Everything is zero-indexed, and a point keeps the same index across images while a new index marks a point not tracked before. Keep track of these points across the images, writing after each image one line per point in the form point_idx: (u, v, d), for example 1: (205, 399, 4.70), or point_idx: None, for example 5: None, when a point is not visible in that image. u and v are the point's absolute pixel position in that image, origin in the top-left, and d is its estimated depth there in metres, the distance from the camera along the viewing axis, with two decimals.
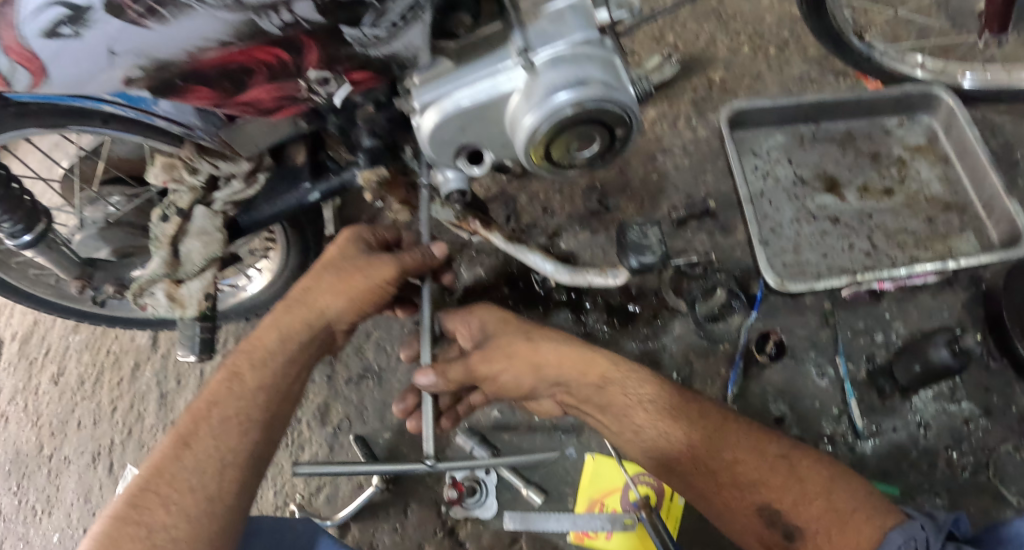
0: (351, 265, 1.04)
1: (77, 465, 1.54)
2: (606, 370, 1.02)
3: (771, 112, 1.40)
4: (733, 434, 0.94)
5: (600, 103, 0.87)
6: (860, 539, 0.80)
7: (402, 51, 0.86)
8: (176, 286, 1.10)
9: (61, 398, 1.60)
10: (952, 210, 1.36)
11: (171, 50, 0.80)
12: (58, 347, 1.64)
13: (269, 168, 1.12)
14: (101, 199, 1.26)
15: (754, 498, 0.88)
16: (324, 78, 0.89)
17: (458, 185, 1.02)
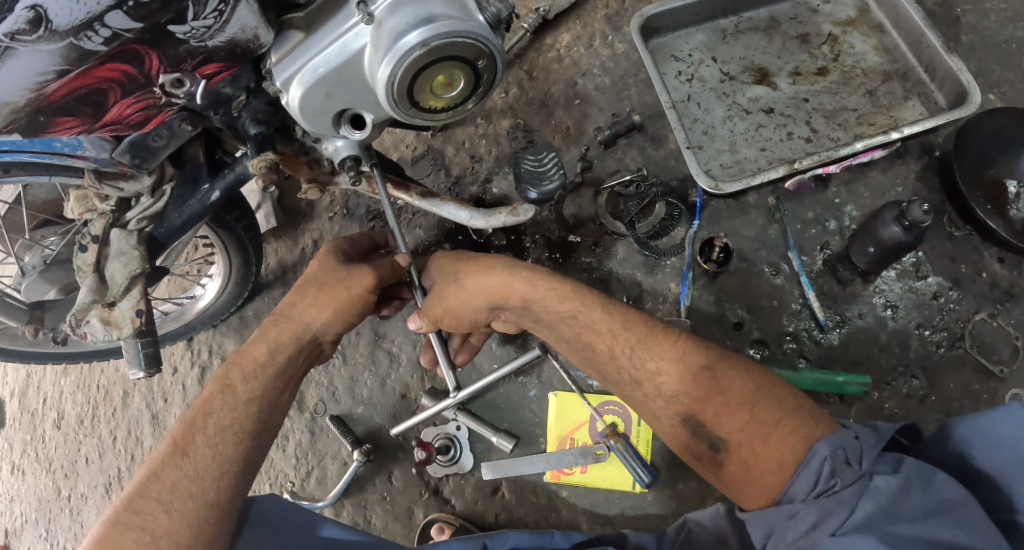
0: (330, 276, 0.98)
1: (94, 499, 1.60)
2: (527, 291, 0.93)
3: (686, 12, 1.33)
4: (656, 344, 0.90)
5: (450, 38, 0.82)
6: (782, 453, 0.79)
7: (238, 35, 0.84)
8: (108, 309, 1.11)
9: (65, 439, 1.65)
10: (893, 78, 1.29)
11: (13, 91, 0.82)
12: (53, 394, 1.69)
13: (172, 177, 1.11)
14: (37, 244, 1.26)
15: (676, 408, 0.87)
16: (175, 79, 0.87)
17: (350, 151, 0.99)
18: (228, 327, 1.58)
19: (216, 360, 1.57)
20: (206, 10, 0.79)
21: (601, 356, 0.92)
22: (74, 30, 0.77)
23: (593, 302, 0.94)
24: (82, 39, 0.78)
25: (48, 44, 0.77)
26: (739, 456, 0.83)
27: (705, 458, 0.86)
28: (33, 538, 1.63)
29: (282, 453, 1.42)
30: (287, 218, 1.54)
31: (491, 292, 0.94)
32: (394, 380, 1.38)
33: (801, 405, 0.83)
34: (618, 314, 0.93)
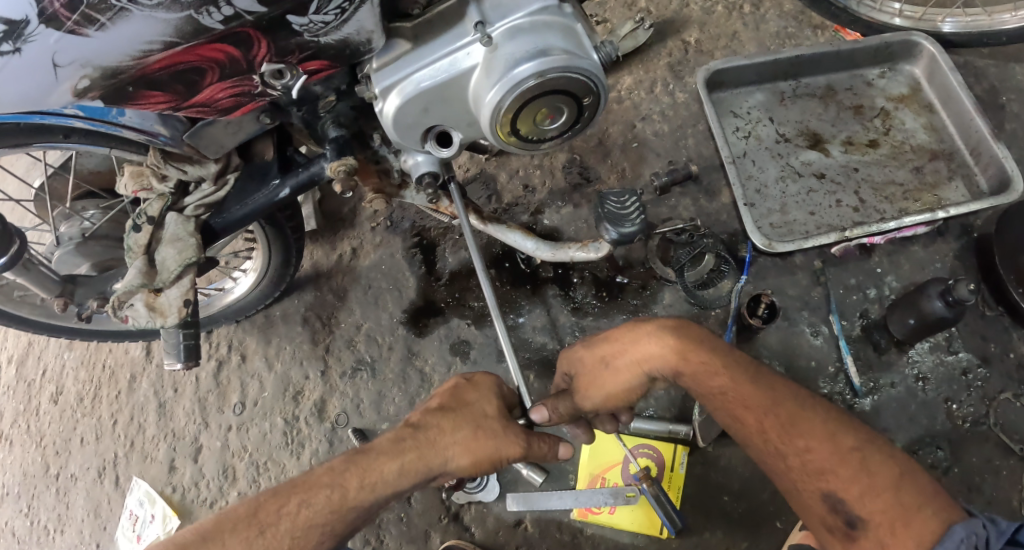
0: (493, 434, 0.87)
1: (84, 481, 1.51)
2: (691, 360, 0.90)
3: (749, 71, 1.39)
4: (812, 421, 0.86)
5: (563, 72, 0.89)
6: (923, 534, 0.77)
7: (352, 36, 0.84)
8: (154, 295, 1.05)
9: (62, 415, 1.57)
10: (939, 158, 1.35)
11: (114, 58, 0.77)
12: (54, 367, 1.62)
13: (237, 168, 1.10)
14: (76, 215, 1.21)
15: (818, 485, 0.84)
16: (277, 70, 0.86)
17: (429, 168, 1.04)
18: (252, 324, 1.52)
19: (233, 355, 1.51)
20: (329, 5, 0.79)
21: (751, 426, 0.89)
22: (197, 4, 0.74)
23: (757, 371, 0.91)
24: (202, 14, 0.75)
25: (166, 12, 0.74)
26: (874, 536, 0.80)
27: (837, 532, 0.83)
28: (13, 512, 1.52)
29: (297, 460, 1.39)
30: (327, 224, 1.53)
31: (650, 359, 0.90)
32: (424, 400, 1.38)
33: (940, 491, 0.81)
34: (779, 386, 0.90)
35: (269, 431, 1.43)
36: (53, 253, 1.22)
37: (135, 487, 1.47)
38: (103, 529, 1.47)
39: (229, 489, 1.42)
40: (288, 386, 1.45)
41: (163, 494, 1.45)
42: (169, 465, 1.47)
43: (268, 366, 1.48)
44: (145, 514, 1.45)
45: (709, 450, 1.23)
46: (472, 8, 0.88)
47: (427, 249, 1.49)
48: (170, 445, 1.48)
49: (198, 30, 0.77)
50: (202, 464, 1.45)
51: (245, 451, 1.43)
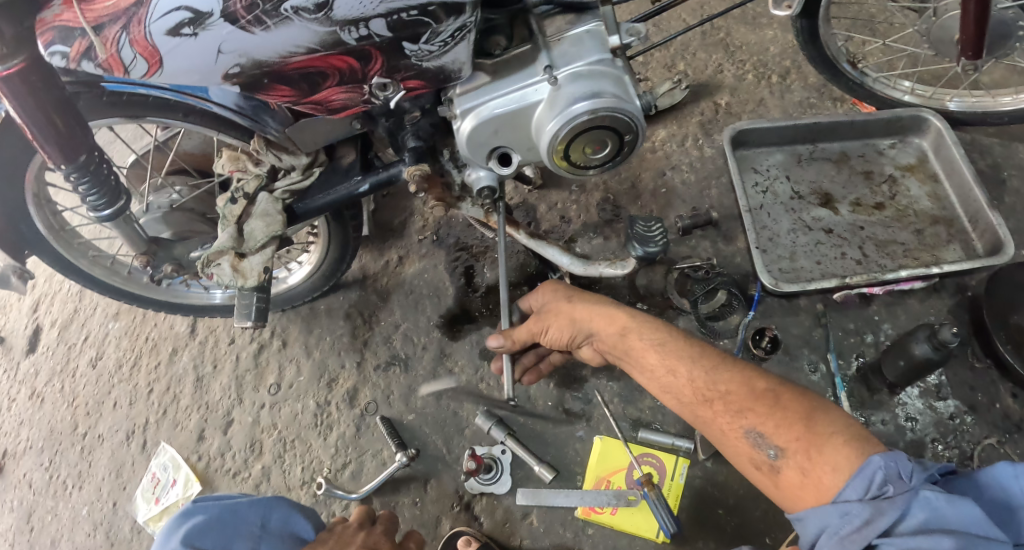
0: None
1: (111, 442, 1.65)
2: (629, 324, 1.07)
3: (771, 132, 1.55)
4: (707, 365, 1.01)
5: (613, 111, 1.06)
6: (834, 458, 0.87)
7: (448, 65, 1.01)
8: (239, 259, 1.23)
9: (100, 378, 1.72)
10: (940, 223, 1.47)
11: (266, 54, 0.95)
12: (98, 334, 1.78)
13: (322, 164, 1.27)
14: (167, 188, 1.41)
15: (742, 422, 0.96)
16: (384, 84, 1.03)
17: (488, 182, 1.21)
18: (296, 314, 1.68)
19: (275, 340, 1.66)
20: (437, 38, 0.97)
21: (672, 377, 1.03)
22: (343, 22, 0.93)
23: (676, 336, 1.06)
24: (343, 31, 0.94)
25: (318, 26, 0.93)
26: (795, 462, 0.91)
27: (764, 466, 0.93)
28: (34, 464, 1.67)
29: (323, 441, 1.52)
30: (378, 232, 1.70)
31: (597, 320, 1.10)
32: (449, 397, 1.49)
33: (852, 428, 0.90)
34: (686, 343, 1.05)
35: (301, 411, 1.56)
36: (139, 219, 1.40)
37: (162, 451, 1.60)
38: (122, 489, 1.59)
39: (253, 461, 1.54)
40: (323, 373, 1.59)
41: (188, 461, 1.58)
42: (199, 434, 1.60)
43: (306, 353, 1.62)
44: (166, 478, 1.58)
45: (709, 465, 1.32)
46: (544, 54, 1.07)
47: (467, 264, 1.63)
48: (202, 417, 1.62)
49: (337, 43, 0.95)
50: (230, 436, 1.58)
51: (274, 428, 1.56)
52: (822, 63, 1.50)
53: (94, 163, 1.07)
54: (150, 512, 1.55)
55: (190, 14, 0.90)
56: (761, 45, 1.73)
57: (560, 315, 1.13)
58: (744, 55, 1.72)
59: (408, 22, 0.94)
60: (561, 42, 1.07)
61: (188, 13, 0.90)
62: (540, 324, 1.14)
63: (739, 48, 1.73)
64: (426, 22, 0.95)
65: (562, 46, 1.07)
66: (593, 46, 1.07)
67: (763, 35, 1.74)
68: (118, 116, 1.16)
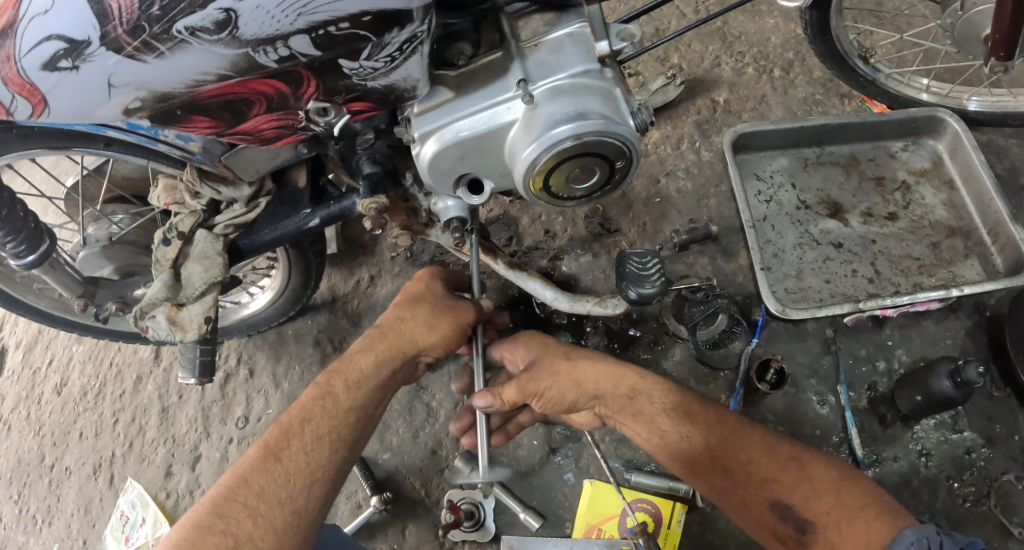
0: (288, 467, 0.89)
1: (78, 476, 1.58)
2: (636, 384, 0.94)
3: (774, 135, 1.41)
4: (723, 429, 0.91)
5: (600, 135, 0.92)
6: (871, 537, 0.80)
7: (399, 83, 0.86)
8: (177, 309, 1.07)
9: (65, 407, 1.65)
10: (957, 235, 1.34)
11: (168, 84, 0.79)
12: (61, 358, 1.71)
13: (270, 193, 1.11)
14: (105, 217, 1.27)
15: (766, 494, 0.86)
16: (323, 108, 0.87)
17: (458, 213, 1.06)
18: (263, 340, 1.57)
19: (242, 369, 1.56)
20: (380, 53, 0.81)
21: (686, 444, 0.90)
22: (255, 42, 0.77)
23: (683, 398, 0.94)
24: (258, 52, 0.78)
25: (223, 48, 0.77)
26: (824, 537, 0.83)
27: (790, 541, 0.85)
28: (3, 498, 1.60)
29: None
30: (347, 248, 1.57)
31: (599, 387, 0.94)
32: (427, 434, 1.37)
33: (881, 495, 0.84)
34: (698, 405, 0.93)
35: None
36: (78, 252, 1.27)
37: (129, 488, 1.53)
38: (92, 527, 1.53)
39: None
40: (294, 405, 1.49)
41: (157, 498, 1.51)
42: (167, 469, 1.53)
43: (274, 384, 1.53)
44: (135, 516, 1.51)
45: (708, 510, 1.22)
46: (517, 64, 0.91)
47: None
48: (169, 450, 1.55)
49: (253, 66, 0.79)
50: (199, 472, 1.51)
51: None
52: (830, 57, 1.35)
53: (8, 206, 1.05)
54: None
55: (64, 44, 0.75)
56: (762, 35, 1.57)
57: (560, 375, 0.95)
58: (742, 46, 1.56)
59: (340, 36, 0.78)
60: (538, 49, 0.92)
61: (62, 43, 0.75)
62: (536, 383, 0.94)
63: (737, 37, 1.57)
64: (364, 37, 0.79)
65: (540, 54, 0.92)
66: (577, 55, 0.92)
67: (764, 23, 1.57)
68: (39, 147, 1.04)
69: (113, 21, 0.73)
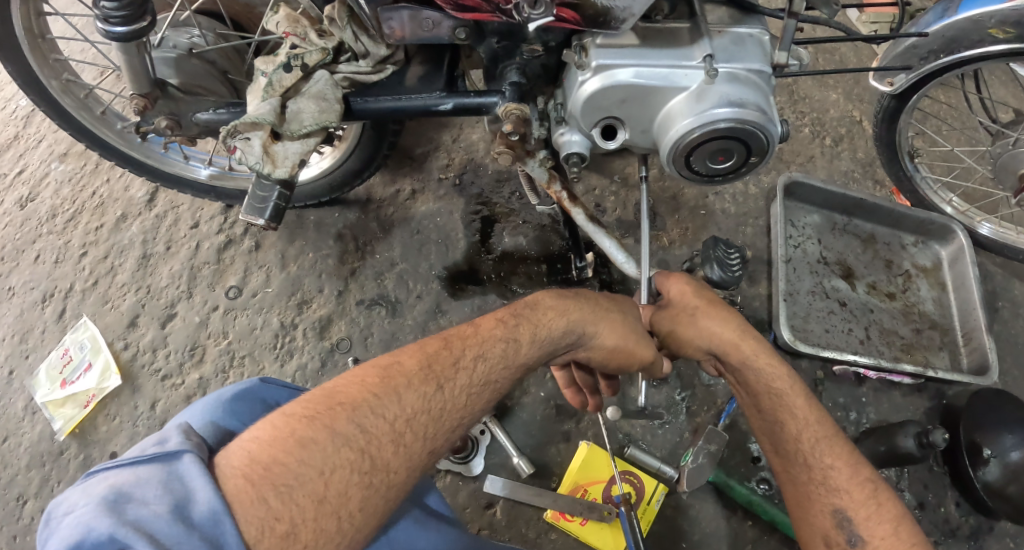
0: (441, 402, 0.81)
1: (23, 301, 1.43)
2: (750, 355, 0.98)
3: (819, 193, 1.56)
4: (819, 434, 0.96)
5: (756, 126, 0.98)
6: None
7: (616, 10, 0.90)
8: (272, 140, 1.03)
9: (26, 222, 1.50)
10: (937, 329, 1.53)
11: None
12: (38, 172, 1.56)
13: (397, 63, 1.10)
14: (187, 26, 1.21)
15: (833, 500, 0.93)
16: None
17: (580, 148, 1.08)
18: None
19: (247, 240, 1.47)
20: None
21: (784, 422, 0.97)
22: None
23: (801, 387, 0.98)
24: None
25: None
26: None
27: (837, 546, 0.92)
28: None
29: (279, 367, 1.36)
30: (396, 156, 1.54)
31: (720, 342, 0.97)
32: None
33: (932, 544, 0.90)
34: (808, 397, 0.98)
35: (260, 327, 1.39)
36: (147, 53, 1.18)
37: (81, 327, 1.40)
38: (24, 358, 1.38)
39: (189, 369, 1.36)
40: (296, 291, 1.42)
41: (111, 346, 1.38)
42: (131, 320, 1.40)
43: (280, 264, 1.44)
44: (80, 359, 1.38)
45: (684, 497, 1.29)
46: (707, 40, 0.97)
47: (485, 221, 1.48)
48: (139, 300, 1.42)
49: None
50: (169, 332, 1.39)
51: (223, 337, 1.38)
52: (885, 144, 1.53)
53: None
54: (51, 395, 1.35)
55: None
56: (823, 105, 1.73)
57: (678, 323, 0.99)
58: (804, 108, 1.72)
59: None
60: (723, 35, 0.99)
61: None
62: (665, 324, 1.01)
63: (802, 99, 1.73)
64: None
65: (724, 40, 0.99)
66: (756, 52, 0.99)
67: (828, 96, 1.74)
68: None
69: None
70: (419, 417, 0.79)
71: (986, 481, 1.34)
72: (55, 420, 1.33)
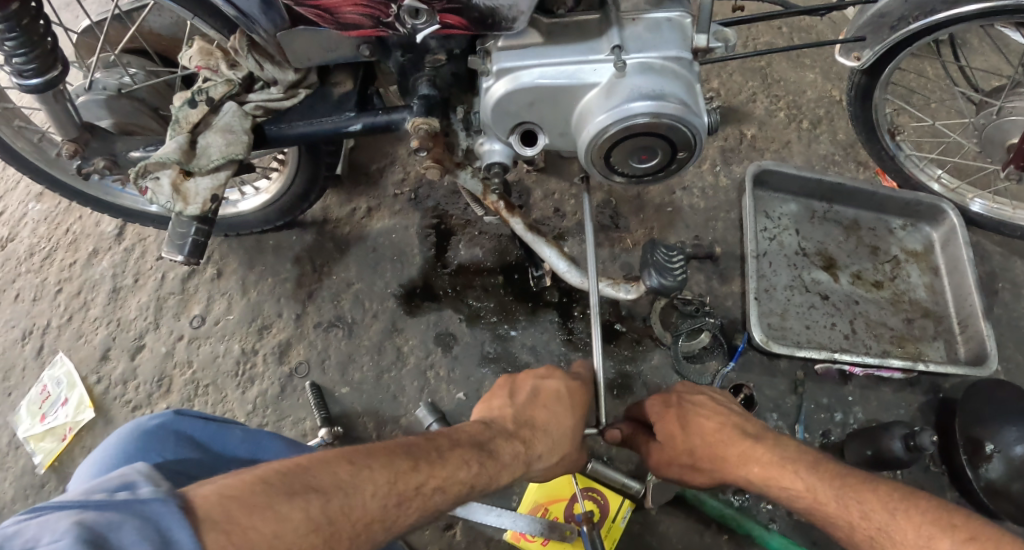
0: (400, 505, 0.76)
1: (3, 339, 1.43)
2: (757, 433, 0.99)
3: (793, 180, 1.47)
4: (867, 497, 0.88)
5: (675, 120, 0.91)
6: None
7: (502, 10, 0.87)
8: (183, 178, 1.05)
9: (6, 263, 1.51)
10: (930, 317, 1.43)
11: None
12: (16, 212, 1.57)
13: (311, 87, 1.09)
14: (119, 67, 1.19)
15: (873, 519, 0.87)
16: (416, 9, 0.86)
17: (501, 159, 1.05)
18: (239, 243, 1.47)
19: (209, 268, 1.45)
20: None
21: (806, 502, 0.92)
22: None
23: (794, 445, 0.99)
24: None
25: None
26: None
27: None
28: None
29: (241, 394, 1.34)
30: (352, 175, 1.52)
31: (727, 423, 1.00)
32: (391, 378, 1.33)
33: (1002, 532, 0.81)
34: (791, 451, 0.95)
35: (223, 354, 1.37)
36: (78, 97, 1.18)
37: (58, 363, 1.40)
38: (7, 396, 1.39)
39: (158, 399, 1.35)
40: (256, 317, 1.40)
41: (85, 381, 1.38)
42: (103, 353, 1.40)
43: (241, 291, 1.42)
44: (58, 394, 1.38)
45: (652, 512, 1.24)
46: (615, 30, 0.91)
47: (442, 235, 1.45)
48: (110, 334, 1.41)
49: None
50: (138, 364, 1.38)
51: (188, 366, 1.37)
52: (863, 123, 1.42)
53: (29, 16, 0.97)
54: (32, 429, 1.35)
55: None
56: (799, 86, 1.64)
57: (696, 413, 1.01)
58: (779, 91, 1.63)
59: None
60: (637, 23, 0.92)
61: None
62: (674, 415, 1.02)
63: (776, 81, 1.64)
64: None
65: (637, 28, 0.91)
66: (673, 38, 0.91)
67: (804, 76, 1.65)
68: None
69: None
70: (373, 521, 0.73)
71: (987, 481, 1.24)
72: (35, 454, 1.34)
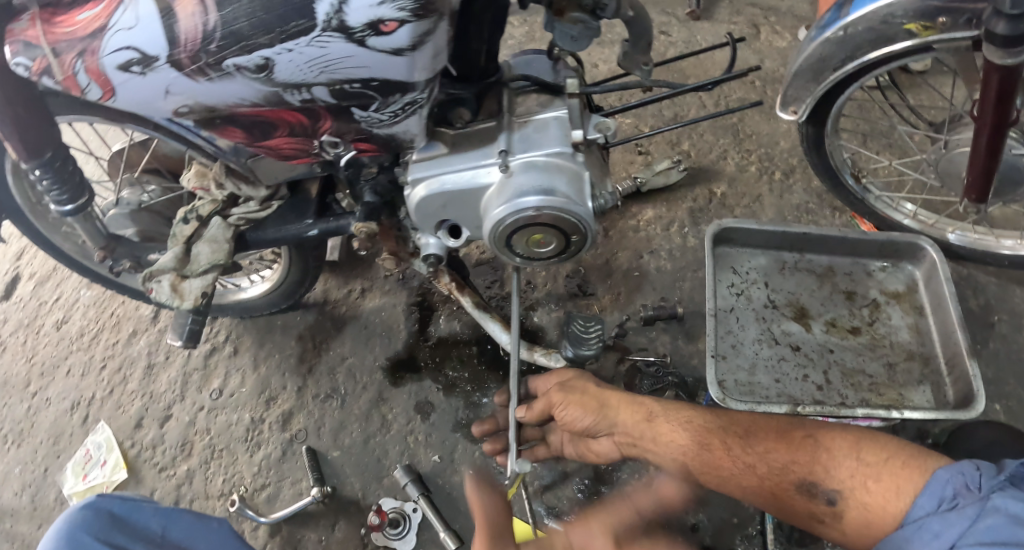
0: None
1: (56, 408, 1.68)
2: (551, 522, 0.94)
3: (757, 235, 1.49)
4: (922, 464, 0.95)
5: (559, 211, 1.00)
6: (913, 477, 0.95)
7: (400, 135, 1.00)
8: (180, 279, 1.23)
9: (60, 342, 1.77)
10: (915, 360, 1.39)
11: (213, 101, 0.92)
12: (69, 297, 1.84)
13: (283, 198, 1.27)
14: (139, 185, 1.45)
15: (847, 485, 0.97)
16: (334, 142, 1.01)
17: (436, 250, 1.17)
18: (253, 323, 1.68)
19: (227, 346, 1.67)
20: (386, 109, 0.94)
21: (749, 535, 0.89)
22: (285, 85, 0.90)
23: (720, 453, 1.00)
24: (288, 93, 0.91)
25: (260, 84, 0.90)
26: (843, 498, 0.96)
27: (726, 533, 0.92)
28: None
29: (249, 457, 1.51)
30: (349, 260, 1.70)
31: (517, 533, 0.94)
32: (377, 442, 1.47)
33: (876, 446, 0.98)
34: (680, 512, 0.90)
35: (235, 423, 1.56)
36: (107, 212, 1.43)
37: (99, 430, 1.62)
38: (55, 457, 1.62)
39: (180, 461, 1.55)
40: (264, 389, 1.58)
41: (121, 445, 1.60)
42: (137, 421, 1.62)
43: (253, 366, 1.62)
44: (98, 456, 1.60)
45: None
46: (503, 135, 1.03)
47: (425, 311, 1.60)
48: (144, 404, 1.64)
49: (281, 101, 0.92)
50: (165, 430, 1.59)
51: (206, 432, 1.57)
52: (825, 172, 1.43)
53: (61, 159, 1.15)
54: (75, 486, 1.57)
55: (137, 55, 0.87)
56: (771, 138, 1.68)
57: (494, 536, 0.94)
58: (751, 145, 1.67)
59: (353, 93, 0.91)
60: (525, 126, 1.04)
61: (135, 54, 0.86)
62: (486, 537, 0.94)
63: (748, 136, 1.69)
64: (372, 94, 0.92)
65: (525, 130, 1.04)
66: (556, 136, 1.02)
67: (776, 128, 1.69)
68: (94, 116, 1.22)
69: (179, 47, 0.86)
70: None
71: None
72: None
